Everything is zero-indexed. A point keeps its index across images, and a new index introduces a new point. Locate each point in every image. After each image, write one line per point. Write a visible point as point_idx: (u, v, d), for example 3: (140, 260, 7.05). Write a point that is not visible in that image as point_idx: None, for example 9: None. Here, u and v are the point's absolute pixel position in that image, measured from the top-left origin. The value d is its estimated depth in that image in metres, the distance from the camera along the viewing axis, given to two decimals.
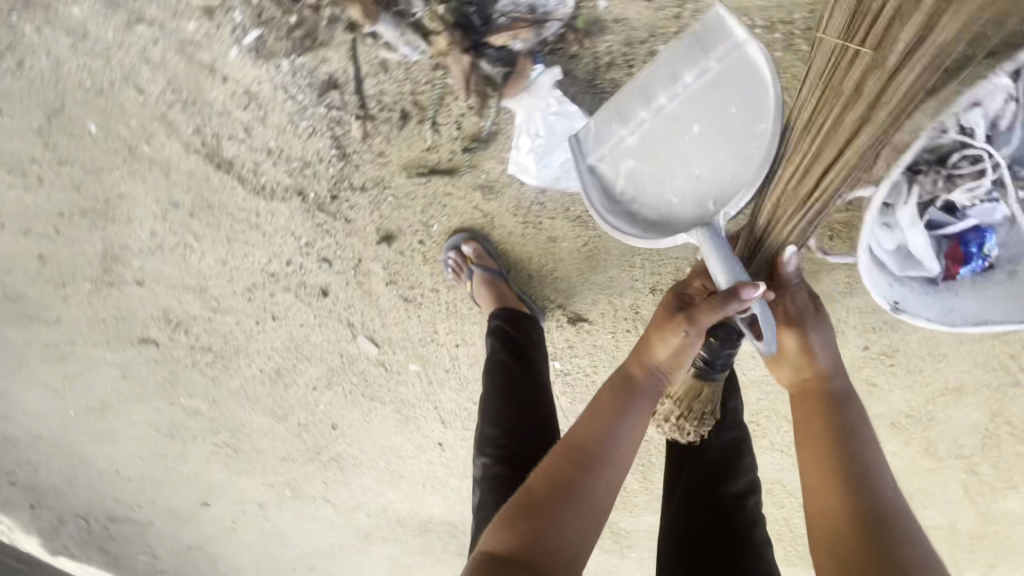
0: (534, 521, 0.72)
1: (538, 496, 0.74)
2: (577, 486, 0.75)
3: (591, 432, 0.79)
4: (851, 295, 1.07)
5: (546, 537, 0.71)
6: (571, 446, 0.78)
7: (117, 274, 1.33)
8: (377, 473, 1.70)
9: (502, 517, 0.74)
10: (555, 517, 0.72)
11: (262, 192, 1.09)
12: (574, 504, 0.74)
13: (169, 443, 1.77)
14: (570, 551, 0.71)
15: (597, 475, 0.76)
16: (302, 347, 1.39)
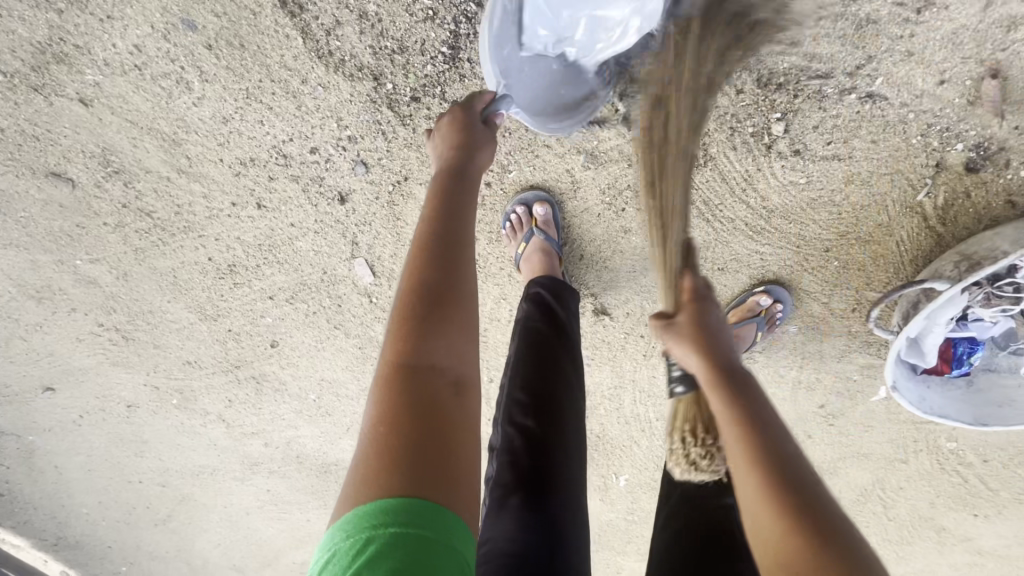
0: (422, 342, 0.57)
1: (416, 314, 0.58)
2: (453, 287, 0.61)
3: (429, 253, 0.63)
4: (839, 364, 1.19)
5: (420, 401, 0.54)
6: (424, 284, 0.60)
7: (54, 80, 0.99)
8: (300, 403, 1.51)
9: (389, 348, 0.57)
10: (445, 330, 0.58)
11: (327, 58, 0.90)
12: (440, 341, 0.58)
13: (27, 309, 1.38)
14: (458, 401, 0.56)
15: (469, 265, 0.64)
16: (277, 249, 1.17)
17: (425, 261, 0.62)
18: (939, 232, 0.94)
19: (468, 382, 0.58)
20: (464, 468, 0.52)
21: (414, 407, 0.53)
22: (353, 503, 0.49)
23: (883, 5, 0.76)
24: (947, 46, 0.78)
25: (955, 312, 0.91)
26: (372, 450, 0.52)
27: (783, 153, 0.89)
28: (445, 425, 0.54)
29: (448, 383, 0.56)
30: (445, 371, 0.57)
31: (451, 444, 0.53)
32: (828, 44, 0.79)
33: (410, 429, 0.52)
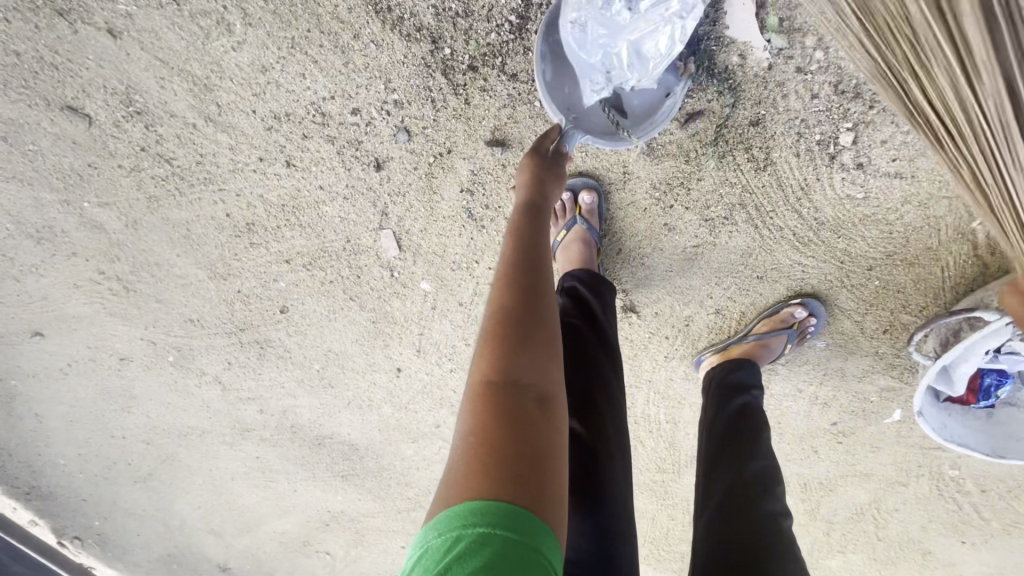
0: (511, 353, 0.59)
1: (504, 329, 0.62)
2: (537, 308, 0.65)
3: (512, 280, 0.68)
4: (858, 384, 1.19)
5: (510, 408, 0.55)
6: (510, 306, 0.65)
7: (83, 5, 0.92)
8: (303, 373, 1.47)
9: (477, 362, 0.60)
10: (531, 345, 0.61)
11: (384, 14, 0.85)
12: (524, 352, 0.60)
13: (24, 249, 1.31)
14: (547, 415, 0.57)
15: (549, 292, 0.68)
16: (301, 211, 1.12)
17: (510, 285, 0.67)
18: (986, 262, 0.93)
19: (552, 400, 0.59)
20: (551, 479, 0.52)
21: (504, 412, 0.55)
22: (447, 501, 0.49)
23: None
24: None
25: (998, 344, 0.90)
26: (466, 457, 0.52)
27: (845, 165, 0.87)
28: (535, 435, 0.54)
29: (537, 396, 0.58)
30: (531, 383, 0.58)
31: (541, 452, 0.53)
32: None
33: (499, 435, 0.53)
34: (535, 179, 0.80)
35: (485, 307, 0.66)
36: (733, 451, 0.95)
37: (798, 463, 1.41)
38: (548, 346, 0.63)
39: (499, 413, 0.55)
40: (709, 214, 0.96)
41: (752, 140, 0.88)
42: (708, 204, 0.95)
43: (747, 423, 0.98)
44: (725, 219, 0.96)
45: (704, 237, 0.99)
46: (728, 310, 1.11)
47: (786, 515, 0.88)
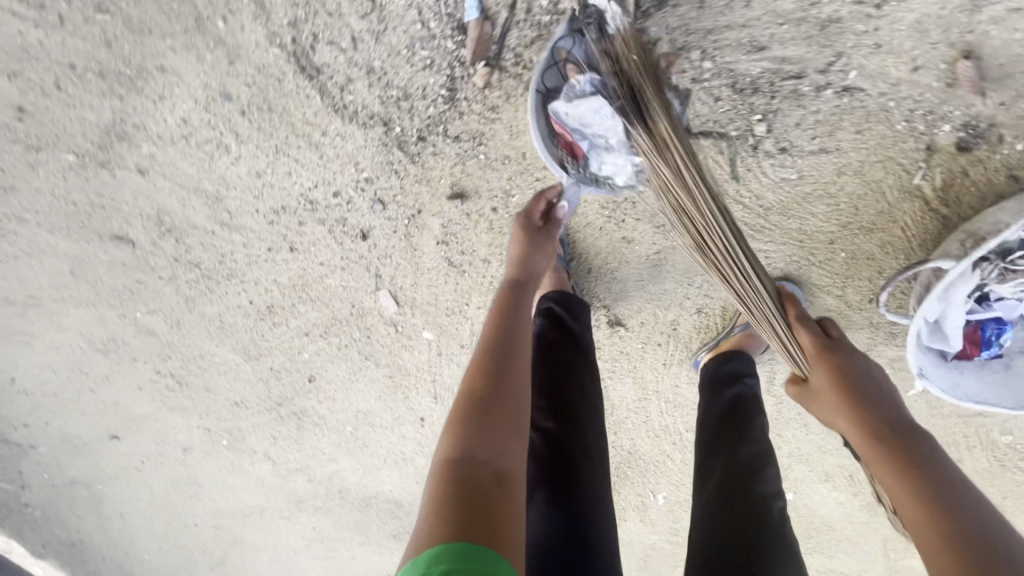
0: (474, 434, 0.69)
1: (472, 409, 0.71)
2: (502, 384, 0.74)
3: (484, 357, 0.78)
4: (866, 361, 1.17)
5: (471, 474, 0.65)
6: (479, 381, 0.75)
7: (116, 155, 1.14)
8: (339, 436, 1.58)
9: (447, 434, 0.70)
10: (493, 422, 0.70)
11: (342, 111, 1.00)
12: (485, 426, 0.70)
13: (96, 362, 1.53)
14: (504, 481, 0.66)
15: (517, 369, 0.77)
16: (310, 288, 1.27)
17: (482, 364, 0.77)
18: (945, 214, 0.94)
19: (511, 467, 0.68)
20: (504, 534, 0.61)
21: (461, 482, 0.64)
22: (413, 553, 0.59)
23: (844, 5, 0.80)
24: (912, 35, 0.81)
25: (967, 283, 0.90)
26: (433, 515, 0.62)
27: (770, 152, 0.93)
28: (489, 499, 0.63)
29: (495, 471, 0.66)
30: (491, 452, 0.67)
31: (494, 521, 0.61)
32: (800, 48, 0.84)
33: (459, 500, 0.62)
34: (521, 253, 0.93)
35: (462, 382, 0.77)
36: (727, 437, 0.97)
37: (834, 454, 1.36)
38: (510, 421, 0.72)
39: (460, 486, 0.64)
40: (660, 222, 1.03)
41: None
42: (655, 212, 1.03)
43: (743, 408, 1.00)
44: None
45: (662, 242, 1.06)
46: (709, 308, 1.16)
47: (781, 498, 0.89)
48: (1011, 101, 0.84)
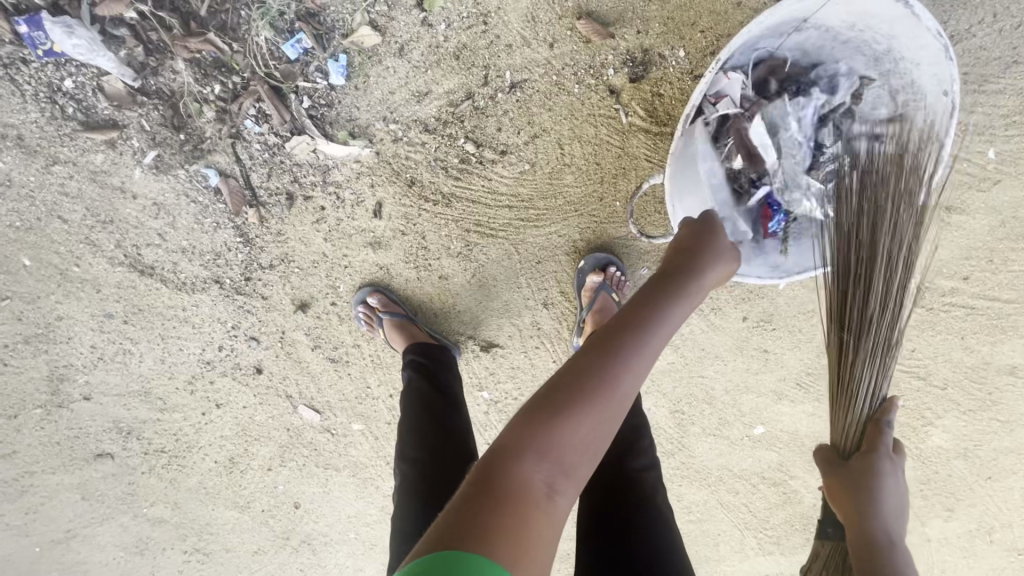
0: (547, 433, 0.62)
1: (559, 408, 0.63)
2: (604, 397, 0.65)
3: (587, 359, 0.68)
4: None
5: (519, 480, 0.59)
6: (579, 383, 0.65)
7: (66, 392, 1.42)
8: (350, 546, 1.70)
9: (520, 423, 0.63)
10: (576, 427, 0.63)
11: (186, 287, 1.22)
12: (558, 440, 0.62)
13: (137, 564, 1.75)
14: (549, 503, 0.60)
15: (624, 381, 0.67)
16: (249, 429, 1.46)
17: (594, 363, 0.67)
18: (669, 132, 1.02)
19: (560, 492, 0.61)
20: (526, 549, 0.56)
21: (504, 481, 0.59)
22: (432, 533, 0.57)
23: (461, 37, 0.97)
24: (529, 26, 0.96)
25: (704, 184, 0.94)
26: (466, 501, 0.59)
27: (495, 158, 1.06)
28: (523, 509, 0.58)
29: (552, 481, 0.61)
30: (547, 469, 0.61)
31: (527, 528, 0.57)
32: (456, 78, 0.99)
33: (497, 499, 0.58)
34: (694, 242, 0.81)
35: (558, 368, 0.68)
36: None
37: (769, 371, 1.33)
38: (594, 437, 0.64)
39: (512, 473, 0.59)
40: (455, 251, 1.15)
41: (423, 193, 1.09)
42: (448, 245, 1.14)
43: None
44: (469, 245, 1.15)
45: (471, 265, 1.17)
46: (552, 296, 1.22)
47: (655, 466, 0.99)
48: (643, 27, 0.95)
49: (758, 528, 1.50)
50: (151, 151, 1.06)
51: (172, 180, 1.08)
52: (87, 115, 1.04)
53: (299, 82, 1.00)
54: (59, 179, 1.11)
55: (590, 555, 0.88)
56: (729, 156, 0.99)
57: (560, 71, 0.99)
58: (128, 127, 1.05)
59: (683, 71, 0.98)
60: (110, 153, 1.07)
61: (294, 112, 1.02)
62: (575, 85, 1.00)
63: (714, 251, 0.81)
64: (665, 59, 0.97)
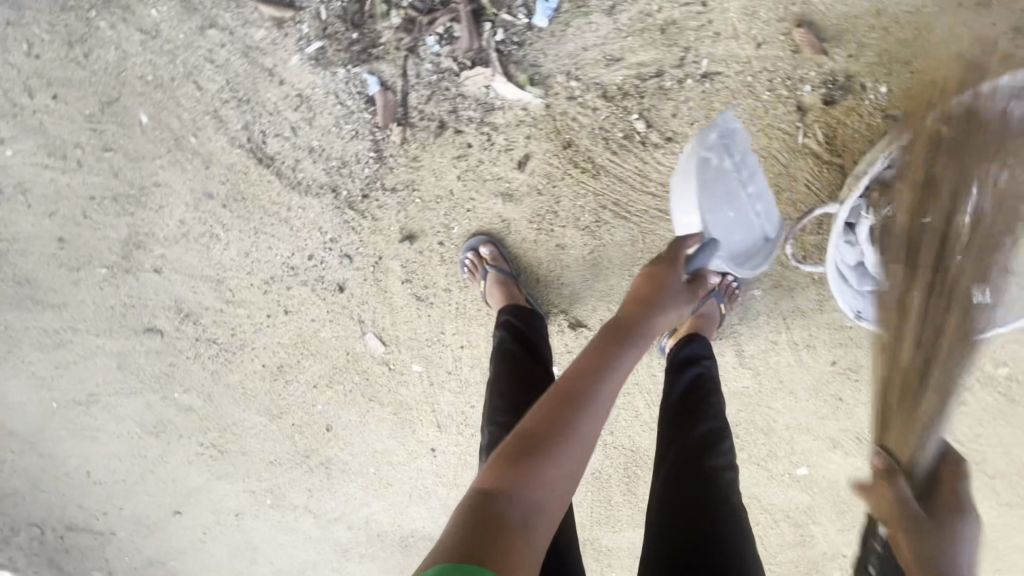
0: (525, 466, 0.67)
1: (529, 447, 0.69)
2: (573, 433, 0.71)
3: (554, 402, 0.74)
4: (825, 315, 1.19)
5: (502, 510, 0.64)
6: (550, 421, 0.72)
7: (136, 260, 1.38)
8: (365, 479, 1.71)
9: (495, 464, 0.69)
10: (546, 465, 0.68)
11: (299, 187, 1.19)
12: (534, 472, 0.67)
13: (150, 443, 1.75)
14: (531, 531, 0.64)
15: (589, 419, 0.73)
16: (309, 343, 1.44)
17: (561, 408, 0.73)
18: (840, 163, 1.00)
19: (539, 523, 0.65)
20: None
21: (489, 512, 0.63)
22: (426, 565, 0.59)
23: (671, 12, 0.94)
24: (744, 19, 0.93)
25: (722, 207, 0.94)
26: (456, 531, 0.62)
27: (659, 143, 1.03)
28: (511, 537, 0.62)
29: (531, 511, 0.65)
30: (526, 500, 0.65)
31: (513, 554, 0.61)
32: (653, 52, 0.96)
33: (483, 527, 0.62)
34: (660, 285, 0.92)
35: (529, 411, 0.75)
36: (682, 413, 1.02)
37: (835, 418, 1.34)
38: (566, 470, 0.69)
39: (497, 503, 0.64)
40: (583, 224, 1.13)
41: (575, 158, 1.06)
42: (579, 216, 1.13)
43: (699, 387, 1.05)
44: (598, 222, 1.13)
45: (593, 242, 1.16)
46: None
47: (734, 468, 0.95)
48: (854, 53, 0.93)
49: (768, 561, 1.54)
50: (317, 41, 1.05)
51: (328, 76, 1.06)
52: None
53: (502, 11, 0.97)
54: (210, 44, 1.10)
55: (658, 549, 0.88)
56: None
57: (759, 72, 0.96)
58: (303, 12, 1.04)
59: (879, 106, 0.95)
60: (274, 33, 1.06)
61: (483, 42, 0.99)
62: (765, 91, 0.97)
63: (675, 284, 0.93)
64: (866, 89, 0.95)
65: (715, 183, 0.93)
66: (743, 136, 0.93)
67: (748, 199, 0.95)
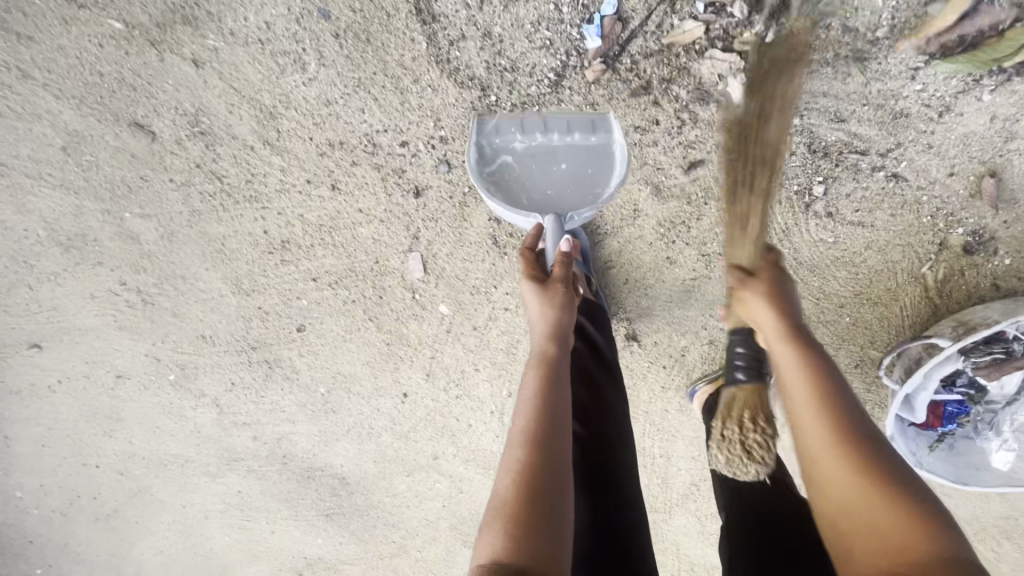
0: (521, 519, 0.64)
1: (524, 496, 0.66)
2: (557, 465, 0.71)
3: (520, 450, 0.72)
4: None
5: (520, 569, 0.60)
6: (529, 462, 0.70)
7: (174, 38, 1.06)
8: (306, 397, 1.49)
9: (493, 532, 0.64)
10: (546, 508, 0.66)
11: (444, 64, 1.00)
12: (535, 518, 0.65)
13: (49, 254, 1.36)
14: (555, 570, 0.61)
15: (559, 446, 0.73)
16: (337, 232, 1.22)
17: (537, 452, 0.71)
18: (940, 305, 1.09)
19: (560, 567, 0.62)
20: None
21: None
22: None
23: (913, 104, 0.92)
24: (958, 146, 0.96)
25: (569, 177, 0.98)
26: None
27: (819, 213, 1.04)
28: None
29: (541, 550, 0.62)
30: (537, 551, 0.62)
31: None
32: (875, 131, 0.95)
33: None
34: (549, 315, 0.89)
35: (500, 471, 0.72)
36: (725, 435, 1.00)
37: None
38: (562, 511, 0.68)
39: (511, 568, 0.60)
40: (706, 250, 1.10)
41: None
42: (706, 241, 1.09)
43: None
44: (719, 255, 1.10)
45: (701, 271, 1.13)
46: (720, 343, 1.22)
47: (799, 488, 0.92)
48: (1010, 222, 1.02)
49: None
50: None
51: None
52: None
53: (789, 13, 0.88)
54: None
55: None
56: (976, 361, 1.03)
57: (934, 195, 1.01)
58: None
59: (998, 274, 1.06)
60: None
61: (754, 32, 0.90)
62: (927, 215, 1.03)
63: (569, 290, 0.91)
64: (998, 256, 1.05)
65: (546, 160, 0.98)
66: (488, 122, 0.97)
67: (552, 167, 0.98)
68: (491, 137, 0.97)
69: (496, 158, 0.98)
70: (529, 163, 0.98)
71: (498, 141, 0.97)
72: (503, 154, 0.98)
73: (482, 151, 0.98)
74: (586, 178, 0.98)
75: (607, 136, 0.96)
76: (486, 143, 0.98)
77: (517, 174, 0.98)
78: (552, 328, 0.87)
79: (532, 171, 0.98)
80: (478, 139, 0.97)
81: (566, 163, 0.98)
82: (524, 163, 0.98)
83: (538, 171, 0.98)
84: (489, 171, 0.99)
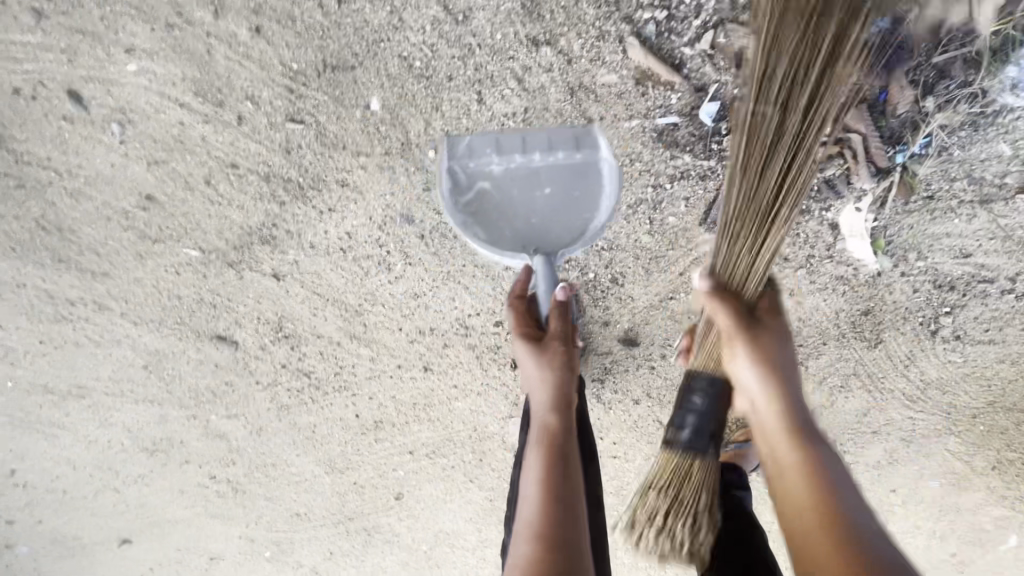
0: None
1: None
2: (570, 540, 0.66)
3: (522, 540, 0.66)
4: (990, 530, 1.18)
5: None
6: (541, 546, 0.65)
7: (251, 256, 1.03)
8: (409, 556, 1.44)
9: None
10: None
11: None
12: None
13: (135, 459, 1.33)
14: None
15: (571, 525, 0.68)
16: (432, 407, 1.18)
17: (545, 536, 0.65)
18: None
19: None
20: None
21: None
22: None
23: None
24: None
25: (553, 201, 0.85)
26: None
27: (946, 338, 0.98)
28: None
29: None
30: None
31: None
32: (1002, 259, 0.90)
33: None
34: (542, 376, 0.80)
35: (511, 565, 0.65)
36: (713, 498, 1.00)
37: None
38: None
39: None
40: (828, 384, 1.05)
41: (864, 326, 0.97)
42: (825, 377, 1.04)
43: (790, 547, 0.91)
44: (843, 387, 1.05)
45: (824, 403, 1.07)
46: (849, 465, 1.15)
47: None
48: None
49: None
50: (675, 116, 0.87)
51: (664, 156, 0.90)
52: (658, 37, 0.84)
53: (922, 173, 0.83)
54: (520, 65, 0.87)
55: None
56: None
57: None
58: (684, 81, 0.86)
59: None
60: (628, 86, 0.87)
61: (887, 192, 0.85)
62: None
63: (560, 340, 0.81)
64: None
65: (525, 184, 0.85)
66: (457, 144, 0.86)
67: (539, 195, 0.85)
68: (464, 162, 0.85)
69: (472, 182, 0.85)
70: (509, 188, 0.85)
71: (472, 157, 0.85)
72: (481, 179, 0.85)
73: (450, 175, 0.86)
74: (574, 201, 0.86)
75: (593, 151, 0.84)
76: (459, 167, 0.85)
77: (496, 203, 0.86)
78: (544, 392, 0.79)
79: (512, 194, 0.85)
80: (450, 163, 0.85)
81: (552, 184, 0.85)
82: (507, 188, 0.85)
83: (518, 197, 0.85)
84: (463, 200, 0.86)
